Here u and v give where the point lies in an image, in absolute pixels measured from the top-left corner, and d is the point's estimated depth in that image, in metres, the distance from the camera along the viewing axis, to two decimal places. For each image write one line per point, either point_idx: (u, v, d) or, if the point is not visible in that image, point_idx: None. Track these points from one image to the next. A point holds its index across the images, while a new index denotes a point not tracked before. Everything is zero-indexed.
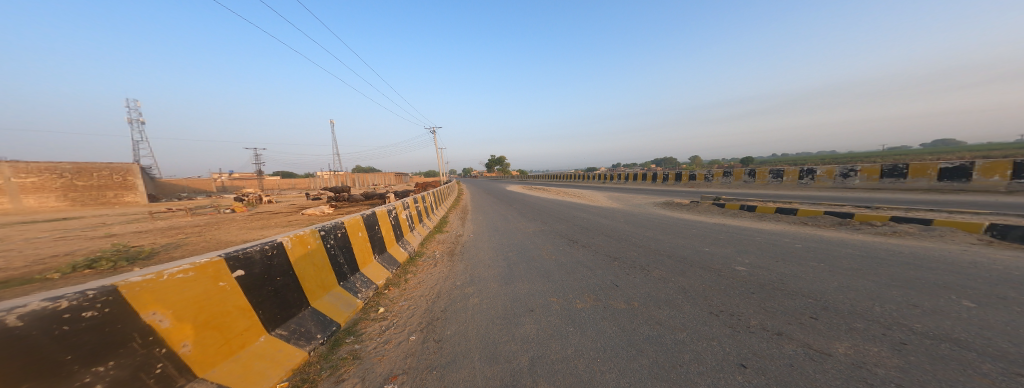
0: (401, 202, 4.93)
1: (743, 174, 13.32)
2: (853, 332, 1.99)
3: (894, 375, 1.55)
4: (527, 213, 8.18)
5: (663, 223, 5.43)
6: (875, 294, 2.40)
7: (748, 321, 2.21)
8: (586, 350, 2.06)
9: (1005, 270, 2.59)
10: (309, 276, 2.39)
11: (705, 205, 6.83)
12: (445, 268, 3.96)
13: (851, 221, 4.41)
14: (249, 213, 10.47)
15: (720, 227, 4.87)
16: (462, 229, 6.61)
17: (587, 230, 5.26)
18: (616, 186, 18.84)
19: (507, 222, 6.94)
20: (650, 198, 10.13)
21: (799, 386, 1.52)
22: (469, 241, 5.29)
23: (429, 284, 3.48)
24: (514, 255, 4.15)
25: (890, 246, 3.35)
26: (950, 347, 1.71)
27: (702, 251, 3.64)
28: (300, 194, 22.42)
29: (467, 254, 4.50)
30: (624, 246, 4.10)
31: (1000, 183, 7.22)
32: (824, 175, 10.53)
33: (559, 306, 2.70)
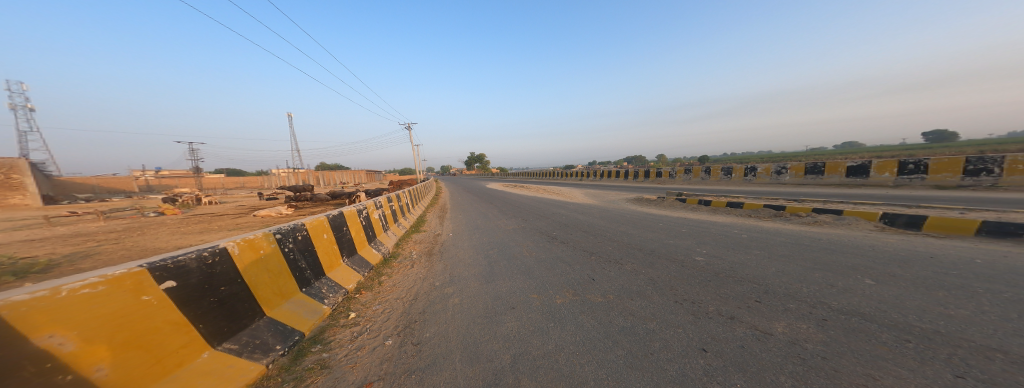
0: (373, 201, 4.65)
1: (699, 170, 14.69)
2: (787, 311, 2.35)
3: (820, 348, 1.88)
4: (504, 210, 8.19)
5: (634, 218, 5.82)
6: (803, 277, 2.85)
7: (708, 308, 2.49)
8: (566, 344, 2.16)
9: (894, 252, 3.23)
10: (263, 284, 2.16)
11: (668, 200, 7.45)
12: (423, 268, 3.83)
13: (785, 212, 5.13)
14: (184, 216, 9.08)
15: (682, 220, 5.36)
16: (439, 228, 6.43)
17: (564, 227, 5.44)
18: (589, 183, 19.70)
19: (485, 220, 6.88)
20: (621, 194, 10.75)
21: (750, 366, 1.76)
22: (447, 240, 5.17)
23: (406, 286, 3.34)
24: (494, 253, 4.16)
25: (813, 234, 3.99)
26: (859, 321, 2.14)
27: (667, 243, 3.99)
28: (248, 193, 19.91)
29: (445, 253, 4.39)
30: (600, 241, 4.33)
31: (889, 179, 8.92)
32: (763, 172, 12.11)
33: (539, 303, 2.78)
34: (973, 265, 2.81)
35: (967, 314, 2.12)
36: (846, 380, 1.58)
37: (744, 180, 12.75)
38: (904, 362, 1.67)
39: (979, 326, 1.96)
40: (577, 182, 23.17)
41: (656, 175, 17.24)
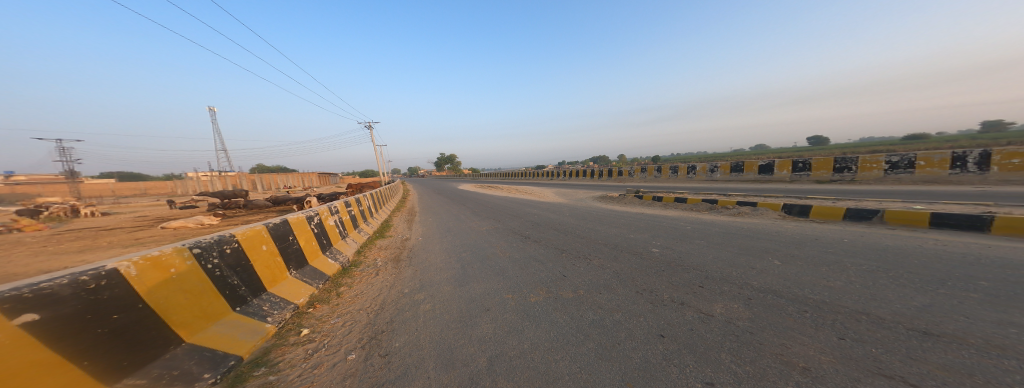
0: (327, 206, 4.18)
1: (650, 168, 16.25)
2: (723, 293, 2.79)
3: (748, 325, 2.28)
4: (473, 211, 8.04)
5: (599, 214, 6.24)
6: (734, 261, 3.40)
7: (663, 295, 2.82)
8: (541, 342, 2.23)
9: (796, 237, 4.03)
10: (178, 307, 1.75)
11: (626, 197, 8.11)
12: (390, 275, 3.58)
13: (719, 205, 5.98)
14: (54, 232, 7.03)
15: (639, 215, 5.91)
16: (405, 232, 6.06)
17: (536, 226, 5.57)
18: (556, 183, 20.43)
19: (454, 222, 6.68)
20: (585, 193, 11.38)
21: (699, 347, 2.06)
22: (416, 244, 4.90)
23: (371, 295, 3.08)
24: (466, 255, 4.08)
25: (739, 224, 4.76)
26: (774, 297, 2.65)
27: (628, 238, 4.37)
28: (152, 200, 16.16)
29: (414, 258, 4.17)
30: (569, 239, 4.55)
31: (786, 175, 11.00)
32: (700, 170, 13.95)
33: (513, 302, 2.83)
34: (844, 246, 3.67)
35: (842, 285, 2.77)
36: (768, 350, 1.95)
37: (686, 177, 14.52)
38: (806, 331, 2.13)
39: (850, 296, 2.59)
40: (544, 182, 23.72)
41: (617, 174, 18.63)
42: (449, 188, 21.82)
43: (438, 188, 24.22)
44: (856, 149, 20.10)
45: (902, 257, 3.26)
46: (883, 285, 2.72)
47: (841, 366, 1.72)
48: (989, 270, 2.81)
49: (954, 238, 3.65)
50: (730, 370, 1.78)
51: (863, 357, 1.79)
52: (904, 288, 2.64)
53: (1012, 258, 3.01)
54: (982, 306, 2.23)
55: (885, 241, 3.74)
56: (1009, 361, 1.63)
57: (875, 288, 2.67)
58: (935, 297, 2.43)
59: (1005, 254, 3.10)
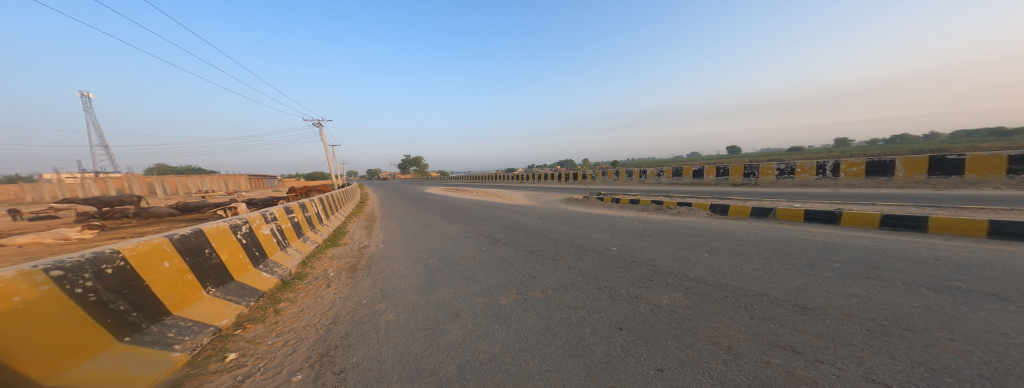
0: (261, 213, 3.56)
1: (608, 171, 17.55)
2: (668, 285, 3.18)
3: (688, 312, 2.63)
4: (437, 215, 7.72)
5: (565, 215, 6.57)
6: (675, 255, 3.92)
7: (621, 291, 3.07)
8: (511, 344, 2.09)
9: (722, 232, 4.81)
10: (25, 344, 1.26)
11: (588, 199, 8.66)
12: (344, 287, 3.19)
13: (664, 205, 6.78)
14: None
15: (600, 215, 6.38)
16: (362, 239, 5.53)
17: (506, 228, 5.59)
18: (524, 185, 20.78)
19: (417, 227, 6.31)
20: (552, 195, 11.81)
21: (652, 336, 2.22)
22: (373, 252, 4.49)
23: (320, 310, 2.69)
24: (432, 261, 3.90)
25: (679, 222, 5.50)
26: (705, 286, 3.13)
27: (591, 238, 4.70)
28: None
29: (373, 267, 3.80)
30: (538, 240, 4.69)
31: (712, 178, 12.98)
32: (650, 174, 15.62)
33: (483, 306, 2.71)
34: (753, 238, 4.52)
35: (754, 272, 3.40)
36: (702, 334, 2.23)
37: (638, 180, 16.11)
38: (728, 313, 2.56)
39: (758, 280, 3.18)
40: (514, 184, 23.82)
41: (580, 177, 19.75)
42: (413, 190, 20.59)
43: (400, 190, 22.58)
44: (761, 157, 24.61)
45: (791, 246, 4.14)
46: (778, 270, 3.41)
47: (753, 340, 2.11)
48: (844, 253, 3.74)
49: (821, 230, 4.78)
50: (675, 355, 1.95)
51: (766, 332, 2.20)
52: (792, 271, 3.36)
53: (855, 243, 4.05)
54: (837, 283, 2.97)
55: (779, 234, 4.71)
56: (853, 325, 2.18)
57: (775, 272, 3.33)
58: (810, 278, 3.14)
59: (849, 241, 4.16)
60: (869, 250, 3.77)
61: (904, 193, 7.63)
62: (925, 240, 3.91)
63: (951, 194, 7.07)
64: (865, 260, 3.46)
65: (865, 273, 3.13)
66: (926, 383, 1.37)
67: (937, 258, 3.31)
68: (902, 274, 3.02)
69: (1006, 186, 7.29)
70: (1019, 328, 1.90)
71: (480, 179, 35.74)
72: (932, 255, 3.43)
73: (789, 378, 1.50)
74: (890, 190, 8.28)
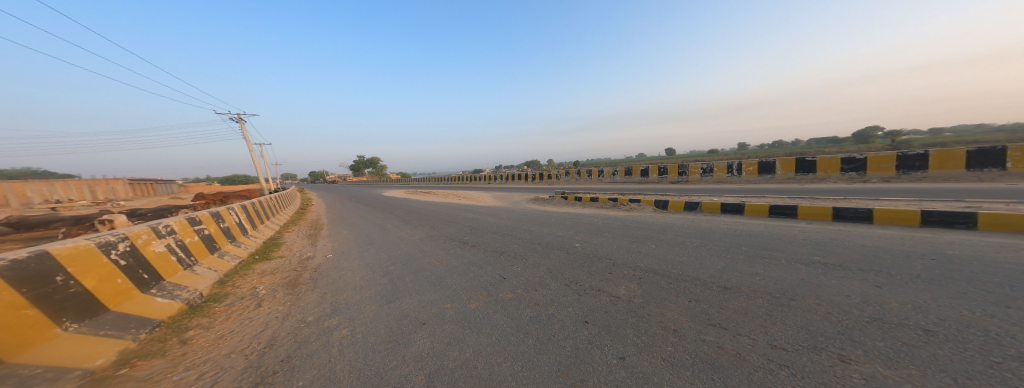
0: (148, 226, 2.80)
1: (571, 171, 18.28)
2: (610, 275, 3.36)
3: (639, 300, 2.69)
4: (392, 220, 7.19)
5: (533, 215, 6.65)
6: (632, 247, 4.22)
7: (585, 285, 3.16)
8: (483, 347, 1.99)
9: (666, 225, 5.33)
10: None
11: (553, 198, 8.92)
12: (280, 306, 2.69)
13: (619, 202, 7.30)
14: None
15: (564, 214, 6.59)
16: (303, 250, 4.88)
17: (474, 230, 5.43)
18: (488, 186, 20.63)
19: (368, 234, 5.79)
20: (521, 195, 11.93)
21: (615, 326, 2.29)
22: (318, 264, 3.97)
23: (251, 332, 2.16)
24: (390, 269, 3.59)
25: (635, 217, 5.97)
26: (639, 274, 3.34)
27: (558, 236, 4.82)
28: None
29: (319, 280, 3.35)
30: (507, 241, 4.66)
31: (654, 177, 14.36)
32: (606, 173, 16.70)
33: (452, 311, 2.54)
34: (694, 229, 5.10)
35: (688, 258, 3.74)
36: (654, 321, 2.27)
37: (595, 179, 17.11)
38: (660, 296, 2.73)
39: (691, 266, 3.46)
40: (479, 185, 23.52)
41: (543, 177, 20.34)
42: (366, 194, 18.88)
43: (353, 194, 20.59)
44: (692, 158, 28.17)
45: (714, 234, 4.72)
46: (703, 255, 3.80)
47: (685, 316, 2.28)
48: (753, 237, 4.38)
49: (732, 220, 5.56)
50: (632, 342, 2.04)
51: (701, 313, 2.30)
52: (711, 254, 3.82)
53: (752, 230, 4.80)
54: (745, 263, 3.40)
55: (705, 224, 5.37)
56: (758, 300, 2.42)
57: (703, 258, 3.68)
58: (722, 261, 3.54)
59: (749, 228, 4.92)
60: (762, 234, 4.50)
61: (783, 187, 9.34)
62: (796, 224, 4.84)
63: (813, 187, 8.94)
64: (769, 241, 4.13)
65: (761, 253, 3.67)
66: (807, 342, 1.53)
67: (804, 238, 4.10)
68: (782, 252, 3.65)
69: (843, 180, 9.36)
70: (853, 290, 2.41)
71: (441, 182, 34.49)
72: (801, 236, 4.25)
73: (722, 354, 1.46)
74: (786, 184, 10.07)
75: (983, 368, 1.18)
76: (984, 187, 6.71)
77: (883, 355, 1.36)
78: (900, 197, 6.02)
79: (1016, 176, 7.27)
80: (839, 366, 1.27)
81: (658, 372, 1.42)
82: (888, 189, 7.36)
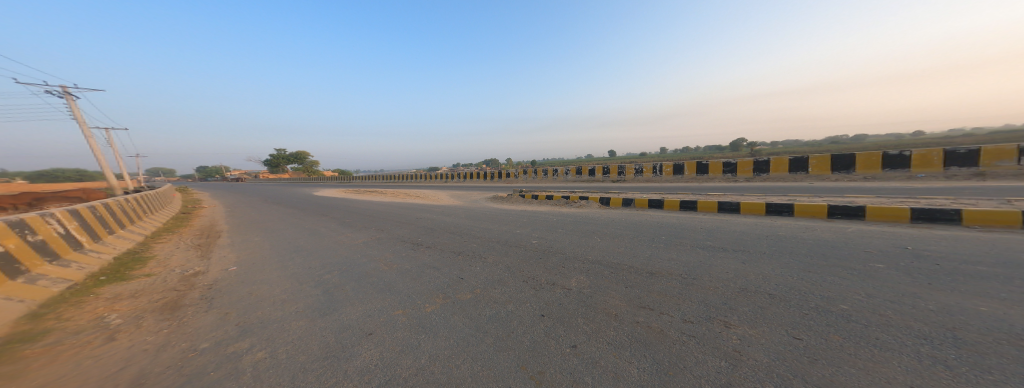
0: None
1: (528, 170, 18.49)
2: (563, 269, 3.49)
3: (589, 290, 2.84)
4: (328, 224, 6.49)
5: (492, 214, 6.63)
6: (584, 242, 4.44)
7: (541, 280, 3.23)
8: (439, 351, 1.91)
9: (610, 220, 5.71)
10: None
11: (512, 197, 9.00)
12: (151, 337, 2.07)
13: (571, 199, 7.65)
14: None
15: (524, 212, 6.70)
16: (187, 265, 4.02)
17: (429, 231, 5.21)
18: (445, 185, 20.02)
19: (297, 241, 5.13)
20: (479, 194, 11.81)
21: (569, 317, 2.37)
22: (221, 281, 3.31)
23: (119, 370, 1.64)
24: (324, 279, 3.24)
25: (586, 213, 6.31)
26: (588, 265, 3.53)
27: (516, 233, 4.89)
28: None
29: (217, 300, 2.78)
30: (465, 241, 4.57)
31: (598, 176, 15.24)
32: (560, 173, 17.33)
33: (404, 318, 2.39)
34: (633, 221, 5.55)
35: (627, 248, 4.02)
36: (601, 308, 2.42)
37: (550, 178, 17.67)
38: (604, 284, 2.92)
39: (628, 255, 3.74)
40: (435, 184, 22.72)
41: (500, 175, 20.37)
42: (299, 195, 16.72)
43: (283, 194, 18.06)
44: (632, 159, 31.02)
45: (645, 226, 5.14)
46: (637, 244, 4.13)
47: (625, 301, 2.47)
48: (670, 227, 4.89)
49: (656, 213, 6.13)
50: (582, 330, 2.14)
51: (638, 296, 2.51)
52: (645, 242, 4.17)
53: (669, 221, 5.36)
54: (668, 248, 3.77)
55: (639, 217, 5.87)
56: (678, 280, 2.72)
57: (638, 247, 3.98)
58: (653, 247, 3.90)
59: (668, 219, 5.49)
60: (674, 224, 5.03)
61: (686, 186, 10.55)
62: (697, 215, 5.55)
63: (705, 185, 10.31)
64: (693, 228, 4.67)
65: (679, 240, 4.09)
66: (712, 313, 1.75)
67: (705, 226, 4.70)
68: (691, 238, 4.13)
69: (722, 180, 10.89)
70: (731, 268, 2.83)
71: (394, 180, 32.40)
72: (704, 224, 4.86)
73: (652, 334, 1.59)
74: (702, 180, 11.55)
75: (806, 320, 1.53)
76: (810, 184, 8.71)
77: (760, 317, 1.62)
78: (760, 193, 7.44)
79: (814, 178, 9.31)
80: (724, 330, 1.49)
81: (605, 356, 1.50)
82: (753, 187, 8.84)
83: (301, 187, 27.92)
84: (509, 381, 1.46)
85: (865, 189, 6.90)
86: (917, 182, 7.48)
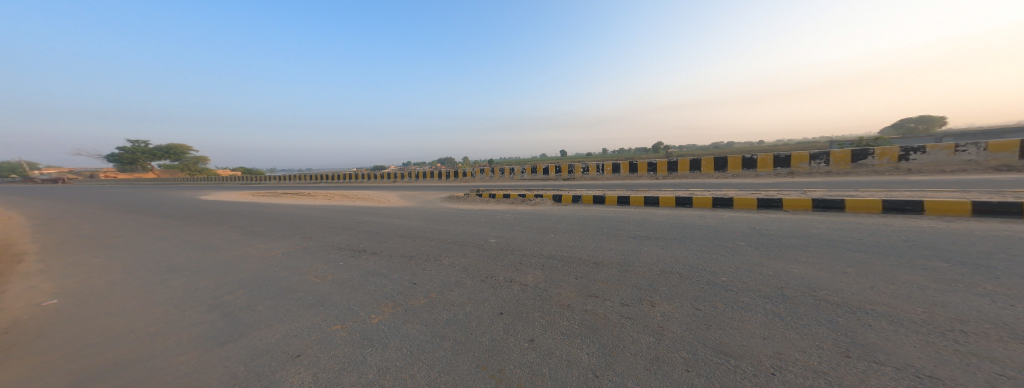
0: None
1: (485, 169, 18.35)
2: (519, 266, 3.57)
3: (544, 284, 2.97)
4: (246, 231, 5.54)
5: (447, 214, 6.47)
6: (539, 238, 4.61)
7: (499, 278, 3.26)
8: (394, 361, 1.81)
9: (562, 216, 6.02)
10: None
11: (468, 196, 8.89)
12: None
13: (527, 197, 7.86)
14: None
15: (480, 210, 6.68)
16: (33, 283, 3.06)
17: (379, 236, 4.87)
18: (397, 185, 18.87)
19: (198, 251, 4.23)
20: (434, 194, 11.41)
21: (525, 313, 2.45)
22: (79, 301, 2.54)
23: None
24: (225, 298, 2.56)
25: (541, 210, 6.55)
26: (543, 261, 3.67)
27: (473, 233, 4.85)
28: None
29: (62, 324, 2.07)
30: (419, 243, 4.38)
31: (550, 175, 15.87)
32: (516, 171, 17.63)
33: (352, 328, 2.20)
34: (582, 216, 5.93)
35: (576, 242, 4.30)
36: (555, 300, 2.54)
37: (506, 177, 17.86)
38: (557, 278, 3.07)
39: (578, 248, 3.99)
40: (385, 184, 21.24)
41: (456, 174, 19.94)
42: (211, 196, 14.06)
43: (187, 195, 14.95)
44: (582, 160, 33.07)
45: (593, 220, 5.54)
46: (586, 237, 4.44)
47: (575, 291, 2.64)
48: (614, 220, 5.34)
49: (601, 208, 6.64)
50: (538, 324, 2.23)
51: (586, 286, 2.70)
52: (593, 235, 4.49)
53: (613, 214, 5.85)
54: (611, 239, 4.12)
55: (588, 212, 6.30)
56: (620, 267, 3.00)
57: (586, 240, 4.27)
58: (599, 239, 4.23)
59: (612, 213, 6.00)
60: (616, 217, 5.50)
61: (624, 183, 11.57)
62: (636, 209, 6.16)
63: (637, 182, 11.45)
64: (633, 220, 5.18)
65: (622, 231, 4.50)
66: (645, 294, 1.98)
67: (642, 218, 5.25)
68: (631, 228, 4.57)
69: (647, 178, 12.20)
70: (660, 252, 3.22)
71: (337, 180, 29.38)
72: (642, 216, 5.42)
73: (597, 320, 1.73)
74: (641, 177, 12.82)
75: (717, 296, 1.82)
76: (702, 180, 10.24)
77: (682, 295, 1.88)
78: (673, 188, 8.53)
79: (702, 176, 10.95)
80: (653, 309, 1.69)
81: (559, 346, 1.58)
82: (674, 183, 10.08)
83: (210, 186, 23.27)
84: (468, 383, 1.46)
85: (734, 185, 8.33)
86: (765, 178, 9.37)
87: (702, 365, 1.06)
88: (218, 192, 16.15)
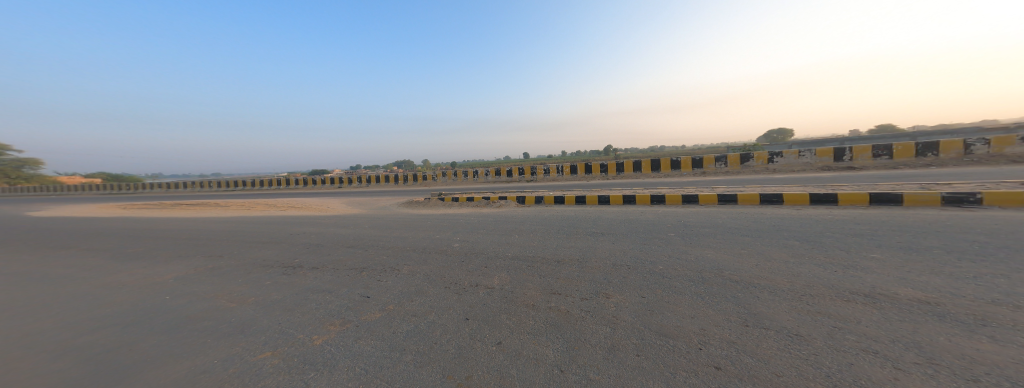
0: None
1: (448, 172, 17.87)
2: (484, 270, 3.54)
3: (510, 286, 2.98)
4: (155, 252, 4.66)
5: (408, 220, 6.17)
6: (504, 240, 4.63)
7: (464, 283, 3.20)
8: (346, 382, 1.66)
9: (526, 217, 6.13)
10: None
11: (430, 200, 8.59)
12: None
13: (491, 200, 7.84)
14: None
15: (443, 215, 6.49)
16: None
17: (331, 247, 4.47)
18: (351, 190, 17.45)
19: (82, 280, 3.44)
20: (394, 199, 10.79)
21: (491, 315, 2.44)
22: None
23: None
24: (127, 331, 2.15)
25: (505, 212, 6.60)
26: (507, 263, 3.69)
27: (436, 239, 4.70)
28: None
29: None
30: (377, 253, 4.11)
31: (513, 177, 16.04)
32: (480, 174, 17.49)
33: (296, 351, 1.99)
34: (545, 216, 6.11)
35: (539, 241, 4.40)
36: (521, 301, 2.58)
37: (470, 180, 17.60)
38: (523, 278, 3.12)
39: (542, 247, 4.10)
40: (337, 189, 19.47)
41: (417, 178, 19.09)
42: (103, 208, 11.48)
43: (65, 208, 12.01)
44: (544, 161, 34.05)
45: (555, 220, 5.74)
46: (549, 237, 4.58)
47: (540, 290, 2.70)
48: (574, 219, 5.59)
49: (563, 207, 6.91)
50: (504, 326, 2.23)
51: (550, 284, 2.78)
52: (555, 235, 4.65)
53: (573, 214, 6.12)
54: (572, 237, 4.30)
55: (550, 212, 6.51)
56: (580, 263, 3.15)
57: (550, 240, 4.41)
58: (561, 238, 4.39)
59: (572, 212, 6.28)
60: (576, 216, 5.77)
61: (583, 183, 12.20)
62: (593, 207, 6.54)
63: (593, 182, 12.15)
64: (591, 218, 5.49)
65: (581, 229, 4.73)
66: (603, 287, 2.10)
67: (598, 216, 5.58)
68: (590, 226, 4.83)
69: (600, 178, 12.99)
70: (615, 247, 3.45)
71: None
72: (599, 214, 5.76)
73: (560, 316, 1.80)
74: (597, 176, 13.63)
75: (663, 283, 2.01)
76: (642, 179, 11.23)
77: (633, 285, 2.04)
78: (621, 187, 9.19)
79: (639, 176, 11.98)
80: (608, 301, 1.81)
81: (526, 346, 1.61)
82: (625, 182, 10.93)
83: (101, 197, 18.93)
84: None
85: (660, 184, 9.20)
86: (685, 176, 10.54)
87: (649, 349, 1.17)
88: (114, 203, 13.26)
